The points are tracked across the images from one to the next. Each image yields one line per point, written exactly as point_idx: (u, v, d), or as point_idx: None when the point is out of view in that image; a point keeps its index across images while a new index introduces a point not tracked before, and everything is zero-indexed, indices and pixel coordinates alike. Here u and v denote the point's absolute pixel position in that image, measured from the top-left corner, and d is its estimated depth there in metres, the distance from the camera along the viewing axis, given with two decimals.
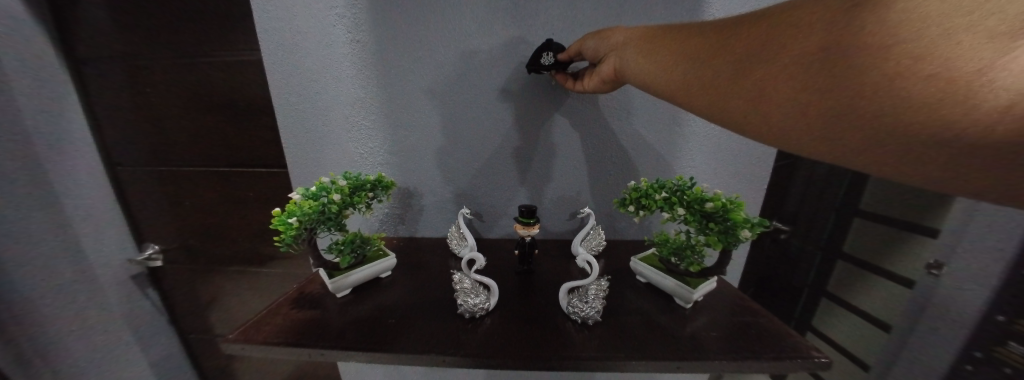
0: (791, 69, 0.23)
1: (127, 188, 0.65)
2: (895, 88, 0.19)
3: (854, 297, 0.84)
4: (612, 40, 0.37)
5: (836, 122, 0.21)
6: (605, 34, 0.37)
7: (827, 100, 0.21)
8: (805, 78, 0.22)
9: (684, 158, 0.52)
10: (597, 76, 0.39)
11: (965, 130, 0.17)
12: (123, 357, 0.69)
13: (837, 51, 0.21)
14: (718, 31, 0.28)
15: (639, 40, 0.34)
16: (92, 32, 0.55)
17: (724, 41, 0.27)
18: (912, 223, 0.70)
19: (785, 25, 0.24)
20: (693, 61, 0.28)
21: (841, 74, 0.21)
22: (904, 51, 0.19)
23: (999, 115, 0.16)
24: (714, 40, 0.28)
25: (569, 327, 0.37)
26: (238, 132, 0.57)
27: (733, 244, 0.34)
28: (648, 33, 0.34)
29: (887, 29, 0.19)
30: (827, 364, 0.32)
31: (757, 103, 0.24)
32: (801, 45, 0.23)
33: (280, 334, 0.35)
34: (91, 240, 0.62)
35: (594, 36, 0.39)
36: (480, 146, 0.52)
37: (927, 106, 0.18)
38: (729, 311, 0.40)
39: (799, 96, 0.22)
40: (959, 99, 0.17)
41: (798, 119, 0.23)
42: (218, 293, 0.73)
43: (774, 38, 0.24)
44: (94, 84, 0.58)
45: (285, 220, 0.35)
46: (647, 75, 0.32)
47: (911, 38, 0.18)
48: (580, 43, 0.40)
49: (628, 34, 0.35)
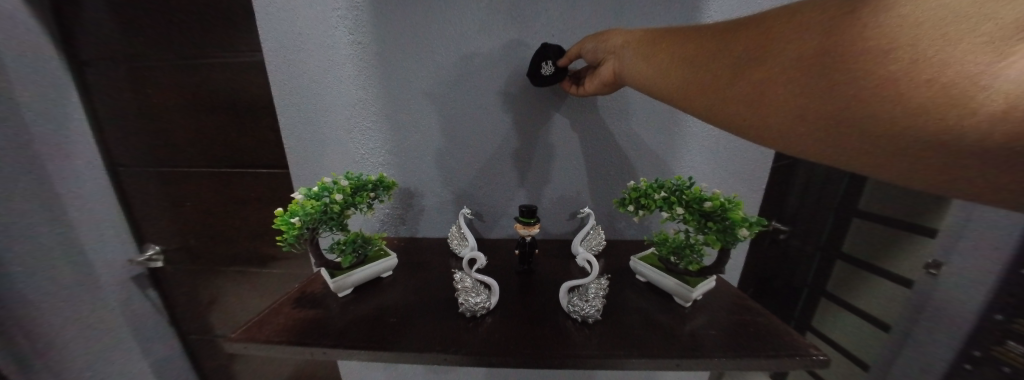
0: (790, 72, 0.23)
1: (127, 188, 0.65)
2: (892, 92, 0.19)
3: (853, 297, 0.84)
4: (611, 42, 0.37)
5: (833, 124, 0.21)
6: (604, 37, 0.38)
7: (822, 103, 0.22)
8: (802, 81, 0.22)
9: (683, 158, 0.52)
10: (597, 79, 0.40)
11: (961, 133, 0.17)
12: (123, 357, 0.69)
13: (835, 54, 0.21)
14: (717, 34, 0.28)
15: (637, 43, 0.34)
16: (94, 34, 0.55)
17: (722, 44, 0.27)
18: (911, 223, 0.71)
19: (784, 28, 0.24)
20: (692, 64, 0.29)
21: (838, 77, 0.21)
22: (899, 56, 0.19)
23: (993, 120, 0.16)
24: (712, 43, 0.28)
25: (569, 326, 0.37)
26: (239, 133, 0.58)
27: (732, 243, 0.34)
28: (647, 36, 0.34)
29: (883, 34, 0.20)
30: (825, 362, 0.32)
31: (756, 106, 0.25)
32: (799, 48, 0.23)
33: (282, 333, 0.35)
34: (92, 240, 0.62)
35: (593, 39, 0.39)
36: (480, 147, 0.52)
37: (921, 110, 0.18)
38: (729, 310, 0.41)
39: (797, 99, 0.23)
40: (954, 104, 0.17)
41: (796, 122, 0.23)
42: (219, 293, 0.73)
43: (772, 42, 0.25)
44: (96, 86, 0.58)
45: (288, 220, 0.35)
46: (646, 78, 0.33)
47: (908, 43, 0.19)
48: (580, 46, 0.40)
49: (627, 37, 0.36)
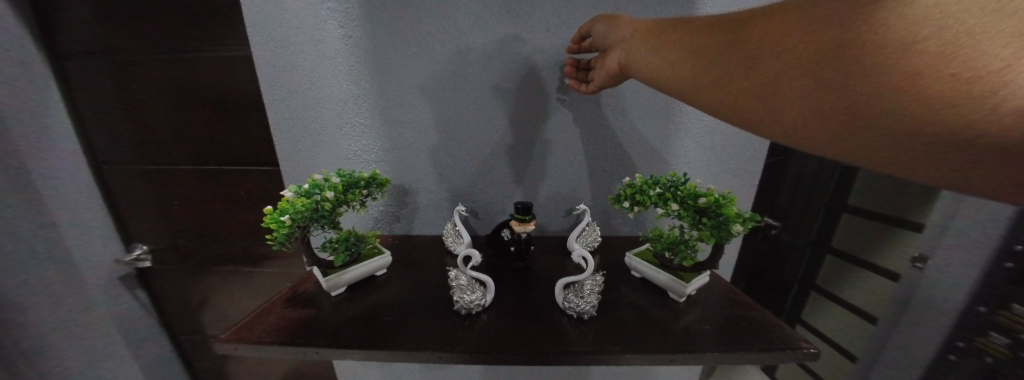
0: (801, 65, 0.22)
1: (113, 187, 0.63)
2: (905, 89, 0.17)
3: (841, 289, 0.86)
4: (620, 32, 0.36)
5: (844, 120, 0.20)
6: (612, 24, 0.38)
7: (829, 95, 0.20)
8: (811, 72, 0.21)
9: (679, 154, 0.52)
10: (604, 72, 0.39)
11: (982, 129, 0.16)
12: (112, 359, 0.68)
13: (851, 48, 0.19)
14: (729, 24, 0.27)
15: (646, 34, 0.33)
16: (74, 27, 0.53)
17: (733, 36, 0.26)
18: (897, 218, 0.72)
19: (798, 20, 0.23)
20: (701, 57, 0.27)
21: (852, 69, 0.19)
22: (922, 50, 0.17)
23: (1018, 117, 0.14)
24: (725, 34, 0.27)
25: (565, 322, 0.37)
26: (228, 129, 0.56)
27: (726, 238, 0.34)
28: (656, 27, 0.33)
29: (906, 27, 0.18)
30: (816, 354, 0.32)
31: (766, 100, 0.23)
32: (812, 39, 0.21)
33: (274, 333, 0.34)
34: (75, 240, 0.60)
35: (603, 22, 0.39)
36: (475, 141, 0.52)
37: (941, 108, 0.16)
38: (722, 305, 0.41)
39: (809, 92, 0.21)
40: (977, 99, 0.15)
41: (805, 117, 0.21)
42: (210, 293, 0.71)
43: (787, 33, 0.23)
44: (76, 80, 0.56)
45: (278, 218, 0.35)
46: (652, 70, 0.32)
47: (929, 36, 0.17)
48: (591, 25, 0.40)
49: (636, 29, 0.35)
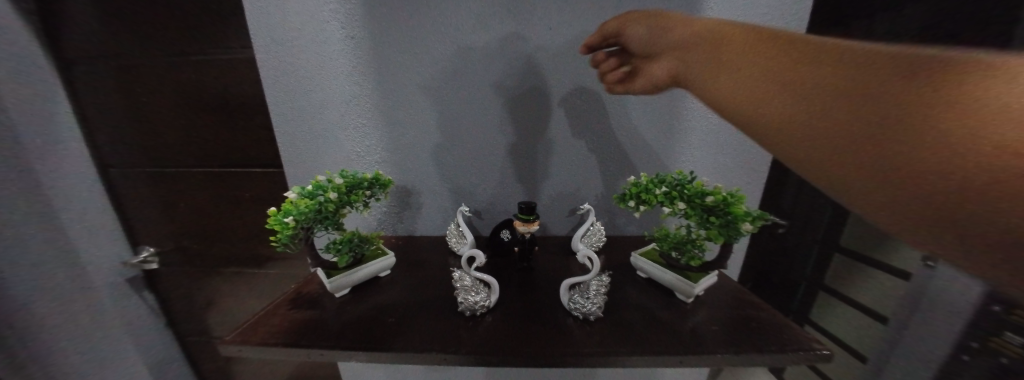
0: (877, 114, 0.20)
1: (120, 190, 0.63)
2: (983, 163, 0.16)
3: (850, 289, 0.69)
4: (671, 36, 0.32)
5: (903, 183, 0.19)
6: (660, 27, 0.33)
7: (891, 148, 0.19)
8: (886, 126, 0.20)
9: (684, 152, 0.51)
10: (648, 79, 0.35)
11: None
12: (121, 360, 0.68)
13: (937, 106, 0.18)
14: (807, 51, 0.24)
15: (705, 43, 0.29)
16: (82, 32, 0.53)
17: (810, 65, 0.23)
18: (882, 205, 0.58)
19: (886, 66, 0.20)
20: (770, 82, 0.25)
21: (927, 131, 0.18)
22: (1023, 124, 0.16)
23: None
24: (804, 60, 0.24)
25: (571, 323, 0.37)
26: (232, 131, 0.56)
27: (735, 237, 0.34)
28: (717, 34, 0.29)
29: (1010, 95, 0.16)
30: (828, 356, 0.32)
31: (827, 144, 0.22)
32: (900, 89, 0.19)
33: (278, 335, 0.34)
34: (85, 243, 0.61)
35: (651, 24, 0.34)
36: (477, 141, 0.51)
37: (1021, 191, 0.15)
38: (730, 305, 0.40)
39: (879, 147, 0.20)
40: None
41: (862, 173, 0.20)
42: (217, 294, 0.72)
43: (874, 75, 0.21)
44: (83, 85, 0.56)
45: (281, 219, 0.35)
46: (707, 87, 0.29)
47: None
48: (632, 25, 0.36)
49: (691, 33, 0.31)
